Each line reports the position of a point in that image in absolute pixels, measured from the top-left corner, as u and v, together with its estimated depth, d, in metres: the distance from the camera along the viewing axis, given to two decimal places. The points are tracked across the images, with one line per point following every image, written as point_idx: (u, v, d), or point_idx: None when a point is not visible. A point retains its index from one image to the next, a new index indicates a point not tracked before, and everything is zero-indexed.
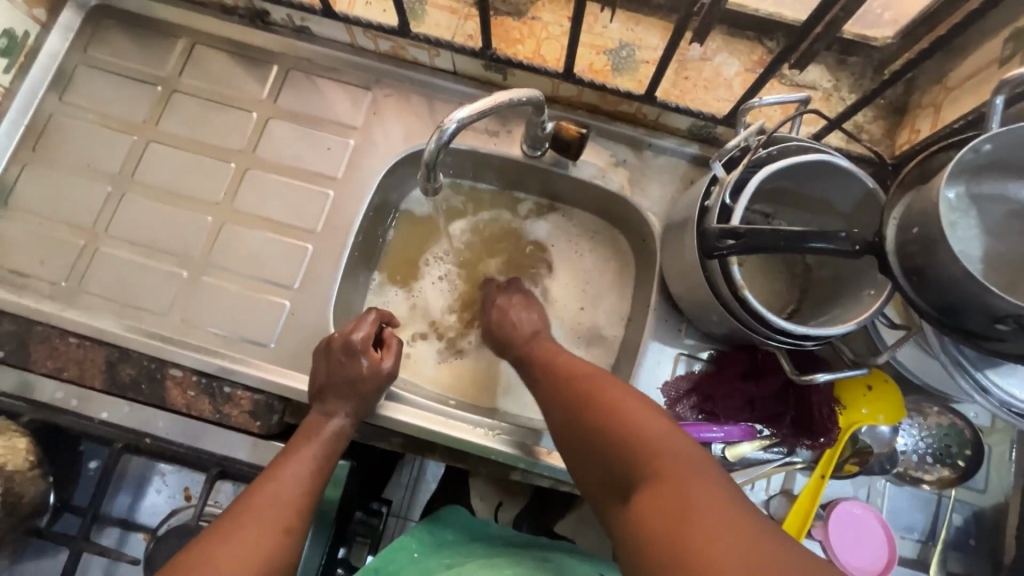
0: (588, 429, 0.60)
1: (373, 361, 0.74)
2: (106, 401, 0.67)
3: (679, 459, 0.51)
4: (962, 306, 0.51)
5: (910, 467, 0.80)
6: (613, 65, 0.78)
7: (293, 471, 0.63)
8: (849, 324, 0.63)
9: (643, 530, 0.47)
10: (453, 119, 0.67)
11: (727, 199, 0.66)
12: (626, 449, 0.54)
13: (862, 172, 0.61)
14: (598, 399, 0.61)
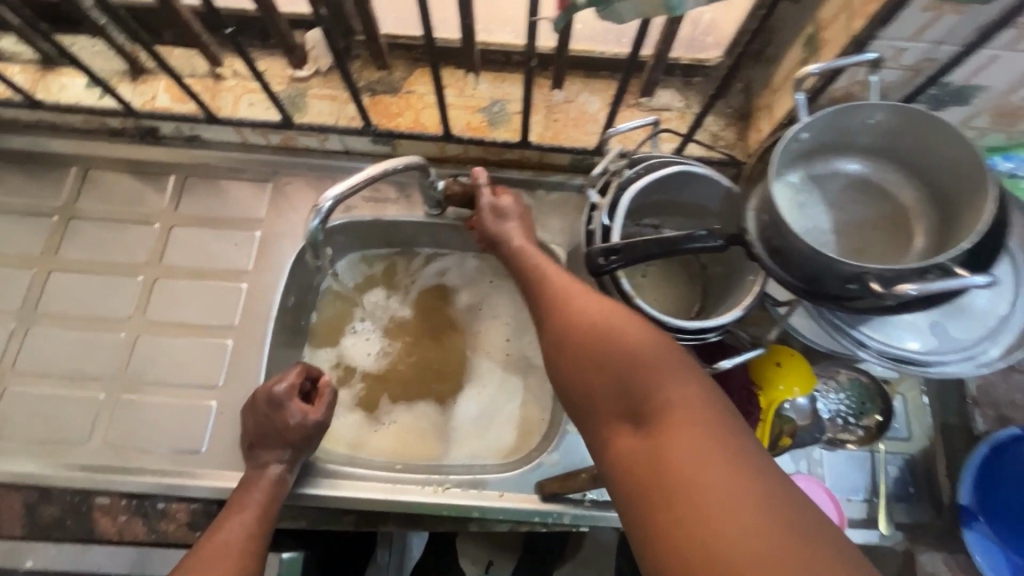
0: (613, 370, 0.46)
1: (297, 411, 0.66)
2: (28, 550, 0.66)
3: (695, 415, 0.41)
4: (818, 272, 0.51)
5: (837, 430, 0.69)
6: (488, 121, 0.75)
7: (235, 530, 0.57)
8: (737, 309, 0.60)
9: (654, 486, 0.40)
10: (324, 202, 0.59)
11: (606, 221, 0.61)
12: (631, 384, 0.45)
13: (716, 174, 0.62)
14: (590, 334, 0.49)
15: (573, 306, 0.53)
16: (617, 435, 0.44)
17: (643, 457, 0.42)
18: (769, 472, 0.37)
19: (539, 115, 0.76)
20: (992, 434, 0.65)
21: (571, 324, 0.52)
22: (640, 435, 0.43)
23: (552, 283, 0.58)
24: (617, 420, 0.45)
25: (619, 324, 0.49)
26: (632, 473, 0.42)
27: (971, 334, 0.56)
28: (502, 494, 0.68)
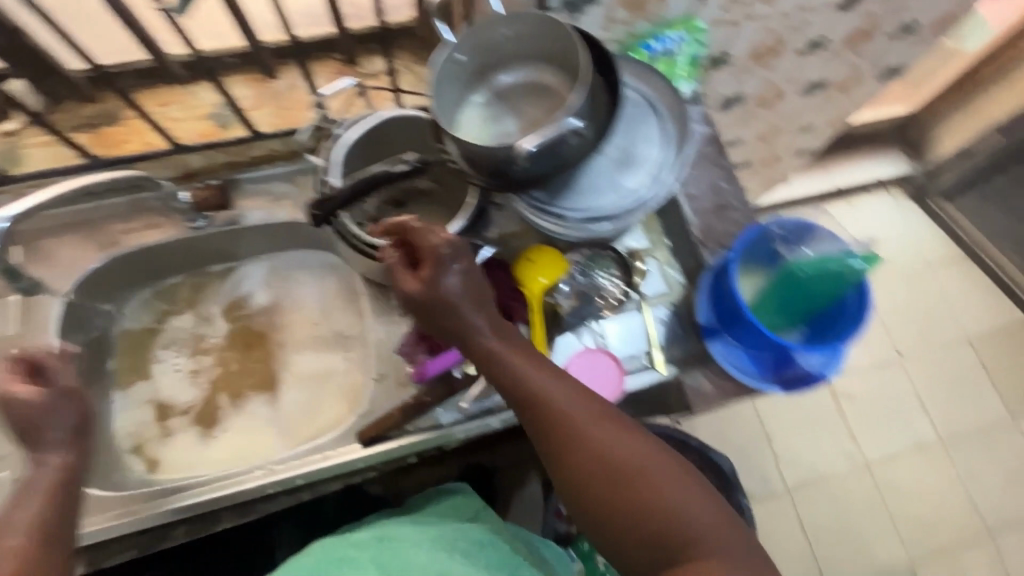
0: (620, 502, 0.52)
1: (24, 390, 0.54)
2: None
3: (652, 473, 0.52)
4: (491, 164, 0.61)
5: (607, 301, 0.78)
6: (219, 125, 0.79)
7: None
8: (461, 221, 0.68)
9: (642, 500, 0.52)
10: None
11: (326, 178, 0.66)
12: (574, 446, 0.54)
13: (418, 111, 0.68)
14: (592, 458, 0.53)
15: (483, 340, 0.58)
16: (602, 497, 0.53)
17: (623, 492, 0.52)
18: (716, 499, 0.53)
19: (268, 107, 0.79)
20: (712, 263, 0.78)
21: (495, 361, 0.58)
22: (607, 491, 0.52)
23: (443, 285, 0.57)
24: (582, 469, 0.53)
25: (571, 421, 0.55)
26: (606, 495, 0.53)
27: (639, 180, 0.66)
28: (324, 454, 0.71)
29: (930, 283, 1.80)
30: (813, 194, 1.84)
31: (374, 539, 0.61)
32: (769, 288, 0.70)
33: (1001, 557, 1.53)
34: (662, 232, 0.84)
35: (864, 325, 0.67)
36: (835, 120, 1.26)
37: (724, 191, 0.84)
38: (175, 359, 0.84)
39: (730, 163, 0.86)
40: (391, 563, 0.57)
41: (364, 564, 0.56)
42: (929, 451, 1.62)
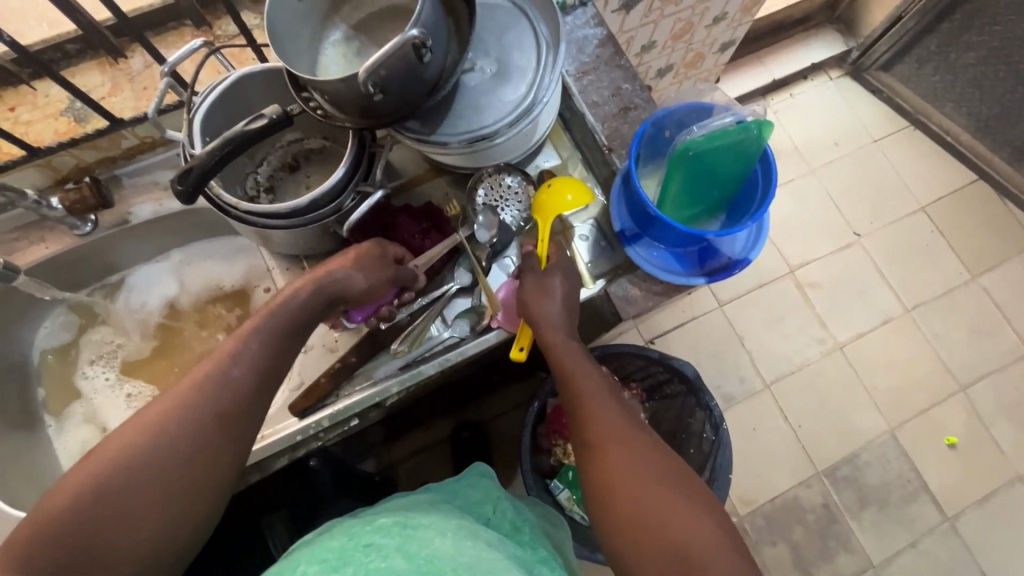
0: (603, 444, 0.57)
1: None
2: None
3: (633, 441, 0.56)
4: (349, 100, 0.56)
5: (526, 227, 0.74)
6: (76, 119, 0.71)
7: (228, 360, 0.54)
8: (341, 168, 0.63)
9: (621, 458, 0.55)
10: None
11: (189, 149, 0.61)
12: (614, 455, 0.56)
13: (274, 63, 0.64)
14: (590, 409, 0.60)
15: (554, 335, 0.66)
16: (598, 450, 0.57)
17: (639, 490, 0.52)
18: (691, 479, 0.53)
19: (126, 90, 0.73)
20: (621, 168, 0.76)
21: (562, 359, 0.65)
22: (631, 484, 0.53)
23: (551, 280, 0.68)
24: (613, 468, 0.54)
25: (612, 428, 0.58)
26: (601, 453, 0.56)
27: (519, 90, 0.62)
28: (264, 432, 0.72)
29: (877, 157, 1.79)
30: (751, 88, 1.79)
31: (398, 523, 0.54)
32: (670, 177, 0.66)
33: (975, 406, 1.60)
34: (572, 147, 0.80)
35: (773, 198, 0.65)
36: (748, 3, 1.21)
37: (627, 93, 0.81)
38: (104, 374, 0.81)
39: (630, 63, 0.82)
40: (419, 550, 0.50)
41: (392, 551, 0.49)
42: (897, 321, 1.65)
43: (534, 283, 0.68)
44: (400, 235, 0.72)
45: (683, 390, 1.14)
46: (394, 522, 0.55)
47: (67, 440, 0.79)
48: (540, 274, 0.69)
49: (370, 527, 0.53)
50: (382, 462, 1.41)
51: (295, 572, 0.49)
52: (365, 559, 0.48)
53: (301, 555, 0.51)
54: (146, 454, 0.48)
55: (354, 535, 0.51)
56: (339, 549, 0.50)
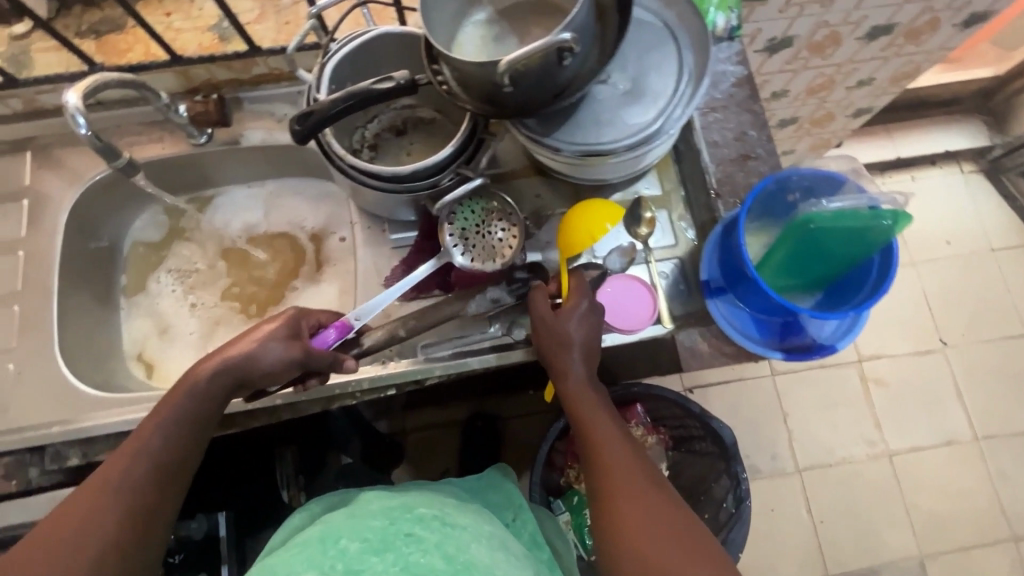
0: (616, 489, 0.54)
1: None
2: None
3: (646, 492, 0.54)
4: (483, 86, 0.56)
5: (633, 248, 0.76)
6: (219, 38, 0.76)
7: (175, 417, 0.56)
8: (451, 147, 0.64)
9: (634, 508, 0.52)
10: (70, 109, 0.60)
11: (315, 94, 0.63)
12: (626, 504, 0.53)
13: (413, 29, 0.64)
14: (602, 454, 0.58)
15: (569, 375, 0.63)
16: (611, 497, 0.54)
17: (647, 547, 0.50)
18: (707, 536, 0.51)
19: (270, 20, 0.76)
20: (724, 217, 0.71)
21: (577, 398, 0.62)
22: (648, 540, 0.50)
23: (564, 325, 0.63)
24: (626, 518, 0.52)
25: (623, 474, 0.55)
26: (612, 501, 0.54)
27: (647, 114, 0.59)
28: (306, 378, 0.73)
29: (989, 268, 1.64)
30: (869, 162, 1.68)
31: (437, 517, 0.54)
32: (778, 244, 0.62)
33: (1023, 560, 1.45)
34: (677, 181, 0.78)
35: (883, 296, 0.61)
36: (897, 75, 1.13)
37: (752, 140, 0.76)
38: (173, 285, 0.86)
39: (763, 111, 0.77)
40: (458, 553, 0.50)
41: (432, 549, 0.49)
42: (960, 446, 1.52)
43: (537, 318, 0.65)
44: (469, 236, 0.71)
45: (714, 451, 1.09)
46: (433, 515, 0.54)
47: (129, 328, 0.84)
48: (553, 317, 0.64)
49: (409, 514, 0.53)
50: (395, 428, 1.44)
51: (335, 543, 0.49)
52: (405, 549, 0.48)
53: (342, 526, 0.51)
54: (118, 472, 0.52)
55: (396, 521, 0.51)
56: (380, 531, 0.50)
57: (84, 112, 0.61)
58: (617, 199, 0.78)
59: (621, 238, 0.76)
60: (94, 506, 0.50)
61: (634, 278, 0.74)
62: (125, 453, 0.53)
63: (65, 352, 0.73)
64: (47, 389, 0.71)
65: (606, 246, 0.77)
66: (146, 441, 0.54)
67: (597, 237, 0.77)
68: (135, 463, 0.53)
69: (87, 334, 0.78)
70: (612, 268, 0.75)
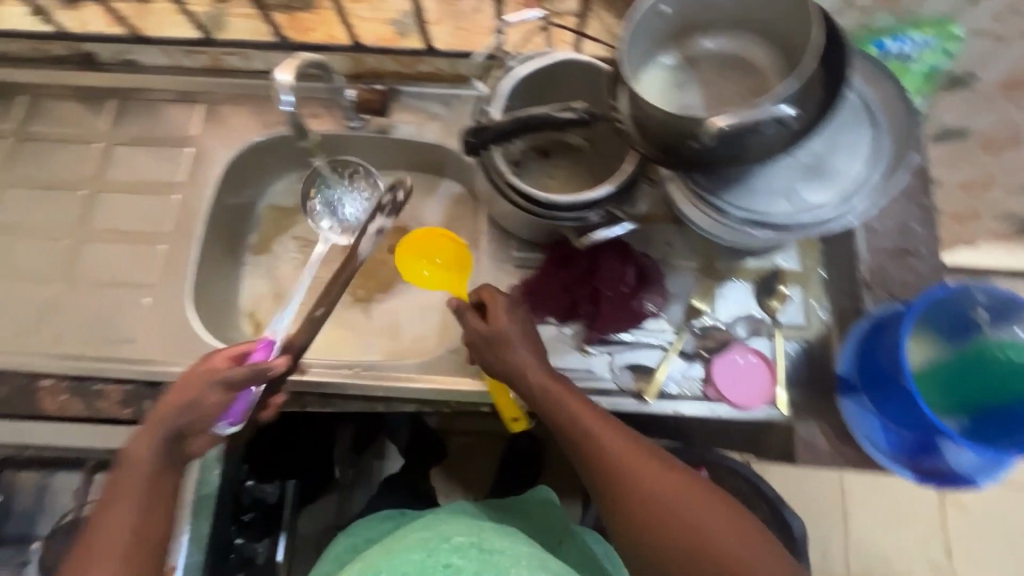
0: (617, 486, 0.55)
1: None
2: None
3: (649, 477, 0.55)
4: (668, 134, 0.54)
5: (760, 321, 0.72)
6: (398, 33, 0.79)
7: (147, 459, 0.55)
8: (609, 185, 0.62)
9: (643, 499, 0.53)
10: (282, 88, 0.59)
11: (487, 107, 0.64)
12: (635, 491, 0.54)
13: (595, 61, 0.64)
14: (598, 456, 0.56)
15: (536, 383, 0.61)
16: (615, 494, 0.55)
17: (661, 529, 0.52)
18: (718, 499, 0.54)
19: (447, 25, 0.79)
20: (875, 312, 0.67)
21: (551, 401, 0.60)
22: (662, 524, 0.52)
23: (499, 333, 0.62)
24: (640, 510, 0.53)
25: (622, 468, 0.55)
26: (620, 499, 0.54)
27: (825, 194, 0.56)
28: (406, 376, 0.72)
29: None
30: None
31: (474, 543, 0.54)
32: (943, 356, 0.62)
33: None
34: (822, 260, 0.72)
35: None
36: None
37: (914, 236, 0.71)
38: (291, 253, 0.88)
39: (933, 206, 0.72)
40: None
41: None
42: None
43: (467, 329, 0.65)
44: (597, 273, 0.69)
45: None
46: (468, 540, 0.54)
47: (244, 286, 0.86)
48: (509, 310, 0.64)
49: (446, 544, 0.53)
50: None
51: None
52: None
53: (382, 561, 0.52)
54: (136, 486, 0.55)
55: (434, 554, 0.52)
56: (421, 565, 0.51)
57: (291, 91, 0.61)
58: (751, 265, 0.74)
59: (750, 307, 0.73)
60: (103, 560, 0.51)
61: (755, 353, 0.70)
62: (109, 505, 0.54)
63: (194, 297, 0.77)
64: (172, 328, 0.75)
65: (733, 311, 0.73)
66: (134, 482, 0.55)
67: (724, 300, 0.73)
68: (121, 513, 0.53)
69: (213, 282, 0.82)
70: (737, 336, 0.71)
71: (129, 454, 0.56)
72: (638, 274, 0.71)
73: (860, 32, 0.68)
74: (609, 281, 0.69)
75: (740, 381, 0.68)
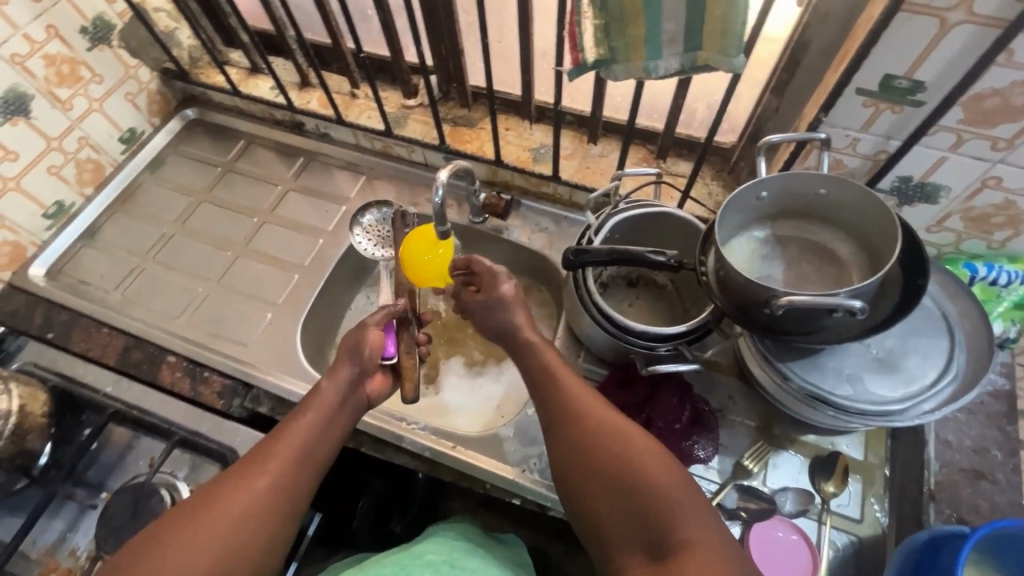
0: (596, 467, 0.58)
1: None
2: (93, 368, 0.85)
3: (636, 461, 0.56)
4: (744, 297, 0.61)
5: (812, 503, 0.71)
6: (533, 158, 0.94)
7: (333, 394, 0.71)
8: (682, 326, 0.68)
9: (622, 484, 0.56)
10: (438, 183, 0.68)
11: (592, 235, 0.75)
12: (621, 467, 0.57)
13: (693, 219, 0.73)
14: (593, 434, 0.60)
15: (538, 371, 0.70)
16: (591, 478, 0.59)
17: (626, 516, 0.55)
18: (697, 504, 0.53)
19: (575, 160, 0.93)
20: (937, 527, 0.63)
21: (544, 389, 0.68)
22: (631, 509, 0.54)
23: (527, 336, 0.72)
24: (612, 497, 0.56)
25: (618, 451, 0.58)
26: (595, 484, 0.58)
27: (891, 391, 0.58)
28: (455, 448, 0.77)
29: None
30: None
31: (446, 562, 0.61)
32: None
33: None
34: (884, 457, 0.72)
35: None
36: None
37: (992, 460, 0.68)
38: None
39: (1018, 435, 0.69)
40: None
41: None
42: None
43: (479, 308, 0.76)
44: (655, 403, 0.74)
45: None
46: (441, 559, 0.61)
47: (346, 326, 0.99)
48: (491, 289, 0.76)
49: (418, 560, 0.61)
50: None
51: None
52: None
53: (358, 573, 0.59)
54: (307, 434, 0.67)
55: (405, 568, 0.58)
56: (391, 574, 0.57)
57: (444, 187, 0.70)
58: (811, 440, 0.75)
59: (800, 482, 0.72)
60: (277, 449, 0.65)
61: (796, 527, 0.68)
62: (299, 415, 0.69)
63: (304, 323, 0.90)
64: (279, 344, 0.87)
65: (783, 482, 0.73)
66: (322, 404, 0.70)
67: (774, 469, 0.73)
68: (304, 422, 0.67)
69: (324, 316, 0.95)
70: (782, 508, 0.70)
71: (321, 386, 0.72)
72: (693, 416, 0.74)
73: (952, 251, 0.72)
74: (665, 415, 0.72)
75: (779, 547, 0.67)
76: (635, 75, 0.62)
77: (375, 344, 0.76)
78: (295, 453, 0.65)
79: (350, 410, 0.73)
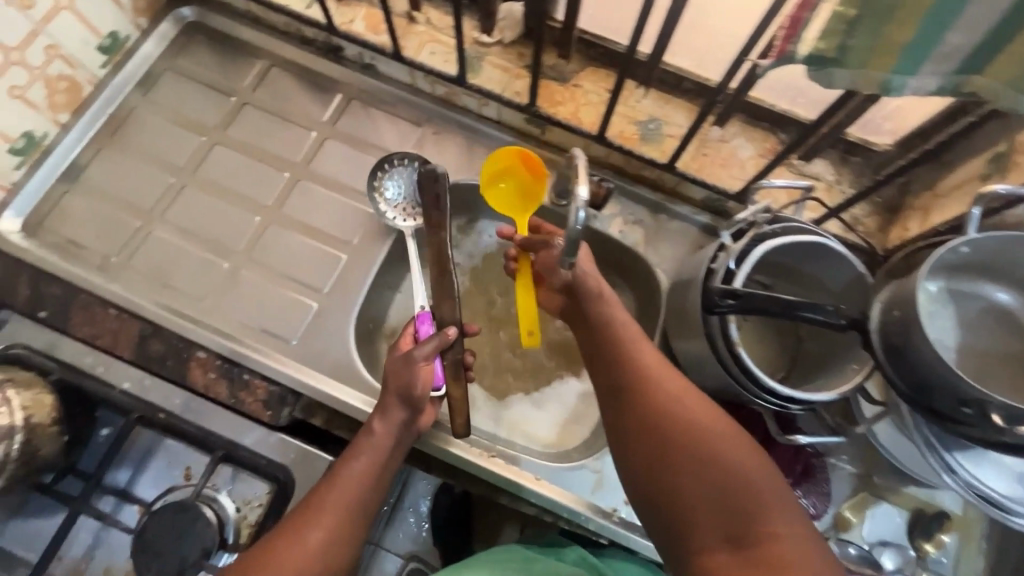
0: (678, 450, 0.51)
1: None
2: (104, 359, 0.71)
3: (728, 457, 0.50)
4: (935, 384, 0.51)
5: (910, 560, 0.68)
6: (641, 135, 0.78)
7: (388, 441, 0.60)
8: (832, 393, 0.59)
9: (708, 475, 0.49)
10: (579, 202, 0.52)
11: (730, 266, 0.62)
12: (713, 455, 0.50)
13: (854, 258, 0.61)
14: (676, 417, 0.53)
15: (611, 325, 0.62)
16: (672, 459, 0.51)
17: (708, 506, 0.48)
18: (791, 509, 0.47)
19: (692, 145, 0.77)
20: None
21: (621, 348, 0.60)
22: (712, 501, 0.48)
23: (597, 288, 0.65)
24: (689, 481, 0.50)
25: (713, 436, 0.51)
26: (676, 466, 0.51)
27: None
28: (539, 480, 0.70)
29: None
30: None
31: None
32: None
33: None
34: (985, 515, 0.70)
35: None
36: None
37: None
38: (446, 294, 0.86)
39: None
40: None
41: None
42: None
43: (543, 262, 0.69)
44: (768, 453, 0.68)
45: None
46: None
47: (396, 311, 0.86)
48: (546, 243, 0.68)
49: None
50: None
51: None
52: None
53: None
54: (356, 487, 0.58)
55: None
56: None
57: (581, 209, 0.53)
58: (912, 491, 0.71)
59: (898, 537, 0.70)
60: (323, 508, 0.56)
61: None
62: (347, 459, 0.59)
63: (357, 319, 0.76)
64: (329, 341, 0.74)
65: (878, 534, 0.70)
66: (379, 447, 0.60)
67: (872, 520, 0.70)
68: (355, 475, 0.58)
69: (375, 304, 0.82)
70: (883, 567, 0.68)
71: (373, 428, 0.61)
72: (804, 467, 0.69)
73: None
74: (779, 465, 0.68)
75: None
76: (866, 92, 0.46)
77: (425, 380, 0.62)
78: (347, 515, 0.56)
79: (404, 441, 0.63)
